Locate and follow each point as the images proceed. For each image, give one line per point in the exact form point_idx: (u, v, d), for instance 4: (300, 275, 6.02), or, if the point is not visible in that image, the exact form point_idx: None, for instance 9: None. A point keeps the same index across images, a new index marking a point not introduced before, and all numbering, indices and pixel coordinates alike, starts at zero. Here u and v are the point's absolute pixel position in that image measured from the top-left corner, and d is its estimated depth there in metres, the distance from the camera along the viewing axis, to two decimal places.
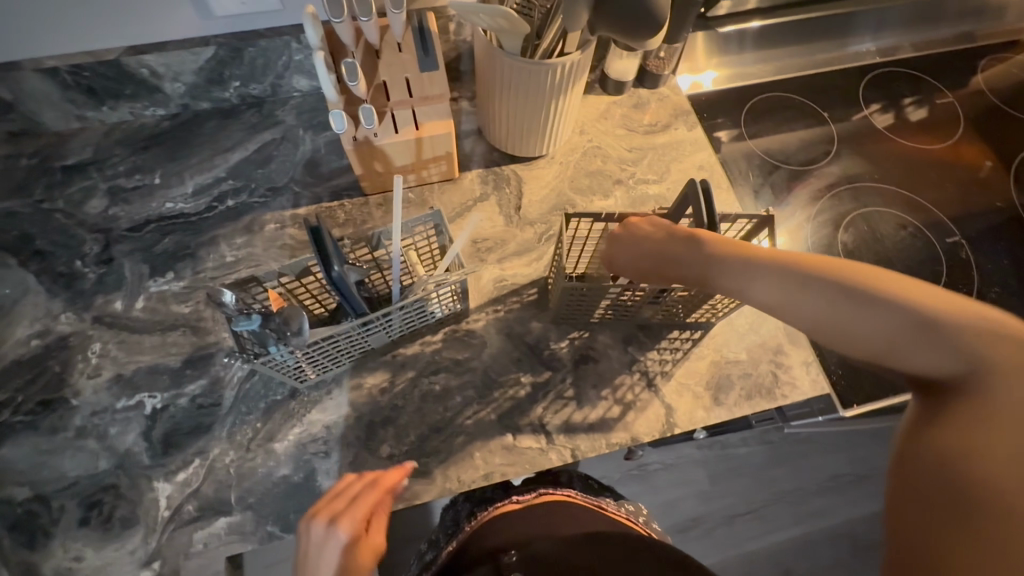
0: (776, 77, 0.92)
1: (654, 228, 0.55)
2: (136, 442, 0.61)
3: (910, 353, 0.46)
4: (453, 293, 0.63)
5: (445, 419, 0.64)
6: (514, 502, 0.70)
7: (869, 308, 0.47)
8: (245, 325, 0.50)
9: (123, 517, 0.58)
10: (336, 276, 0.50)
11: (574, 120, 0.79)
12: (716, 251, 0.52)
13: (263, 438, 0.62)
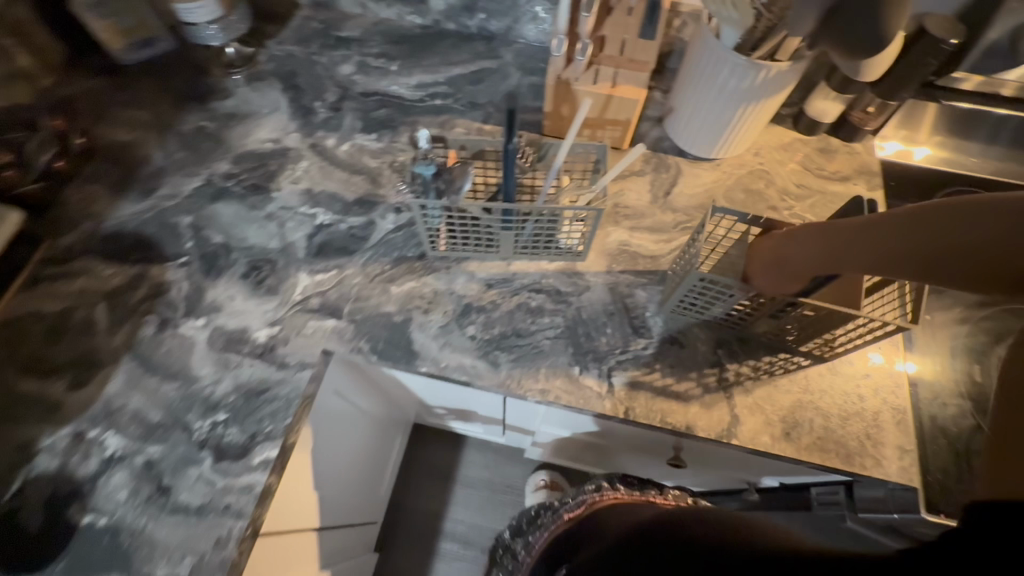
0: (998, 176, 0.85)
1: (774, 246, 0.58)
2: (300, 239, 0.76)
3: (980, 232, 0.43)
4: (583, 229, 0.70)
5: (529, 330, 0.70)
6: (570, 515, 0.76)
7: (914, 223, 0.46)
8: (423, 169, 0.63)
9: (269, 285, 0.73)
10: (509, 149, 0.59)
11: (753, 137, 0.82)
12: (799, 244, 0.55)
13: (385, 278, 0.73)
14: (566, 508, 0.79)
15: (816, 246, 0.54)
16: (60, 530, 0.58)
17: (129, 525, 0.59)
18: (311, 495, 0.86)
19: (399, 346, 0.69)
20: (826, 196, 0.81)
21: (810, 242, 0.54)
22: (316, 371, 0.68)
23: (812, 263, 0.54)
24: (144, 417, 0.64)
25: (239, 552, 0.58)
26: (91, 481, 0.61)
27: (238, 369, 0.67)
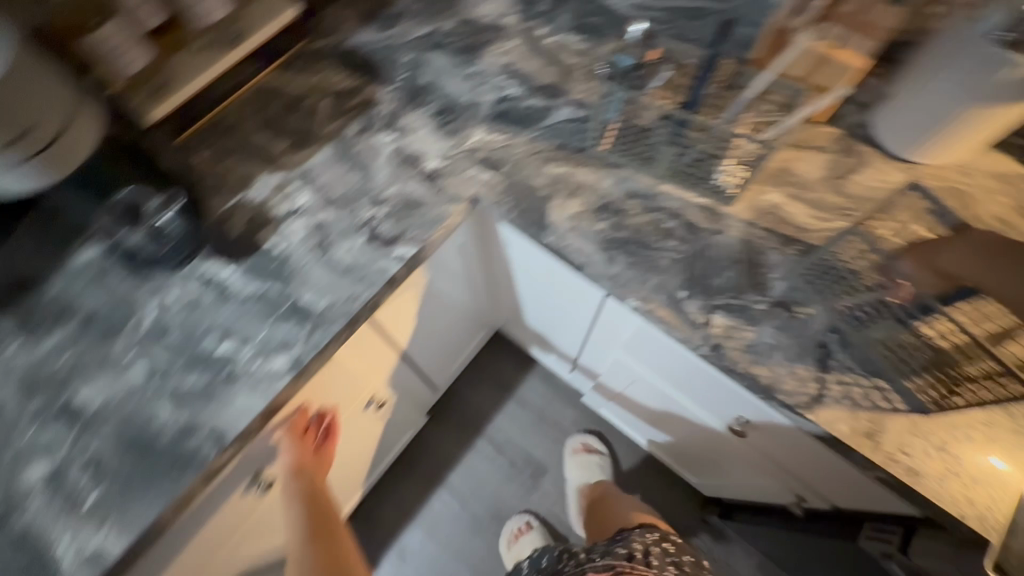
0: None
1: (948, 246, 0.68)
2: (487, 102, 0.86)
3: None
4: (744, 171, 0.73)
5: (651, 245, 0.74)
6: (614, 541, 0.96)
7: None
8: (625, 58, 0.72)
9: (451, 130, 0.84)
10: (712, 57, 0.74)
11: (970, 151, 0.74)
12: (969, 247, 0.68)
13: (544, 157, 0.81)
14: (590, 565, 0.90)
15: (978, 256, 0.67)
16: (250, 242, 0.76)
17: (296, 258, 0.74)
18: (411, 320, 0.98)
19: (534, 215, 0.77)
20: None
21: (971, 253, 0.67)
22: (462, 207, 0.78)
23: (967, 270, 0.66)
24: (329, 189, 0.79)
25: (361, 311, 0.72)
26: (280, 219, 0.77)
27: (406, 183, 0.79)
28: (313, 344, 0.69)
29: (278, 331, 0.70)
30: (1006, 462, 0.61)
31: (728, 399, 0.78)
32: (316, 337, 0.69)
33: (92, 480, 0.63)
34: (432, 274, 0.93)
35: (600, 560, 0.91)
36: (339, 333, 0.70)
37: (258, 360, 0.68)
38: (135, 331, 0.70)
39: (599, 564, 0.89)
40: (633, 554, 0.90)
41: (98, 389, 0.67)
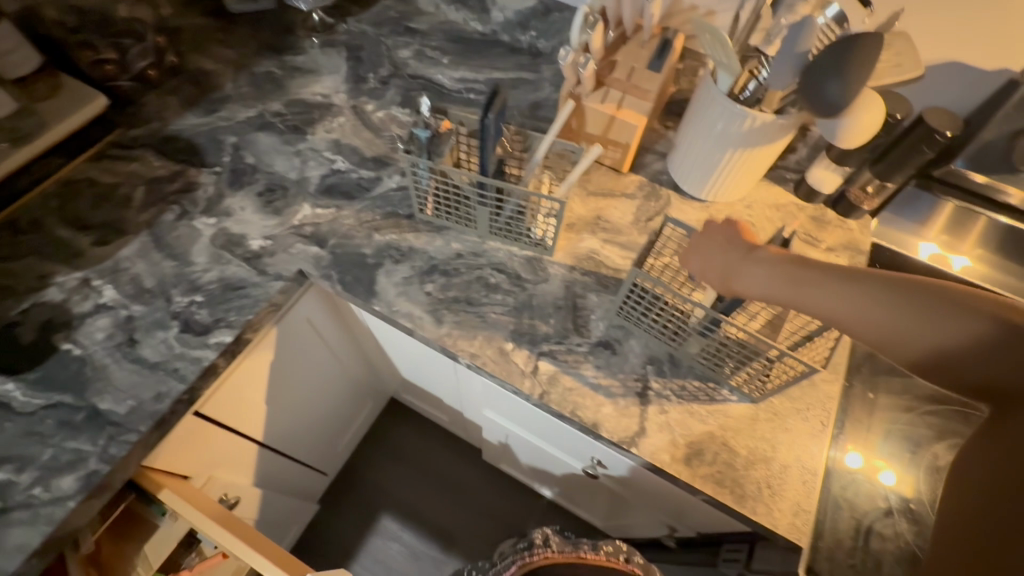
0: (1002, 287, 0.82)
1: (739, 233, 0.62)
2: (314, 177, 0.86)
3: (887, 336, 0.49)
4: (551, 223, 0.77)
5: (478, 301, 0.76)
6: None
7: (881, 304, 0.49)
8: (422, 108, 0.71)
9: (277, 207, 0.83)
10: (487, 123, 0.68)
11: (753, 181, 0.83)
12: (765, 265, 0.57)
13: (372, 226, 0.82)
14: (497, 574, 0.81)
15: (782, 275, 0.55)
16: (42, 349, 0.69)
17: (96, 360, 0.68)
18: (262, 407, 0.92)
19: (363, 283, 0.77)
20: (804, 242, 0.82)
21: (772, 279, 0.55)
22: (287, 286, 0.76)
23: (771, 299, 0.56)
24: (139, 281, 0.75)
25: (171, 409, 0.66)
26: (80, 319, 0.71)
27: (226, 265, 0.77)
28: (108, 455, 0.62)
29: (68, 446, 0.62)
30: (851, 450, 0.69)
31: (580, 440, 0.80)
32: (114, 447, 0.63)
33: None
34: (279, 355, 0.89)
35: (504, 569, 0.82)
36: (142, 438, 0.64)
37: (39, 485, 0.60)
38: None
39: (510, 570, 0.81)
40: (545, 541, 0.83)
41: None
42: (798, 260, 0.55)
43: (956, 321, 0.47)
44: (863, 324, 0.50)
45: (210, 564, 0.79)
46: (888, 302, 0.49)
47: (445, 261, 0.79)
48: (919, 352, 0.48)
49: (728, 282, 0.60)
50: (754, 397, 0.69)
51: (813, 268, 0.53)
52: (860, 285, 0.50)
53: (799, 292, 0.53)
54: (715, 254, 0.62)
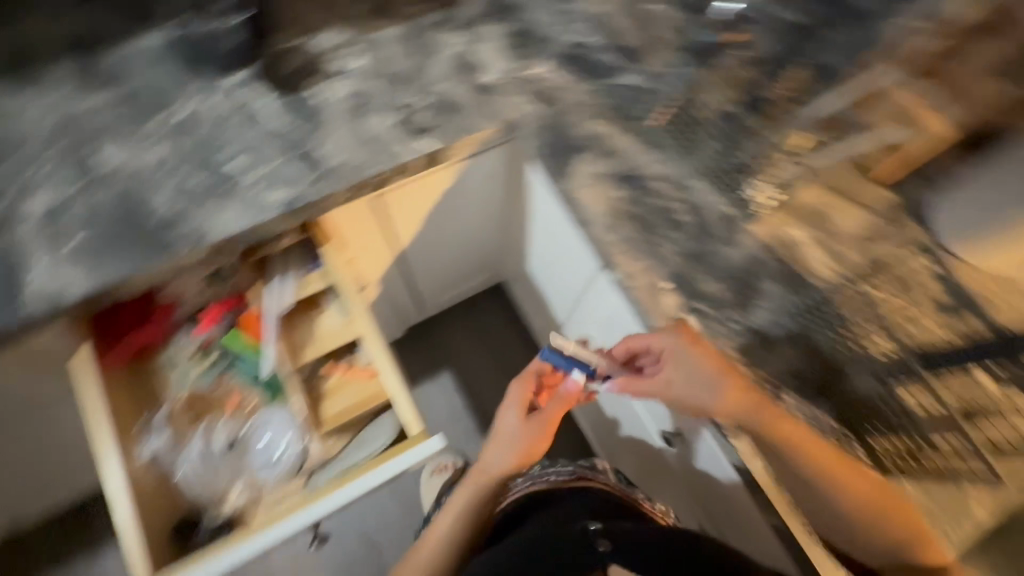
0: None
1: (729, 381, 0.65)
2: (564, 42, 0.85)
3: (802, 493, 0.65)
4: (771, 194, 0.74)
5: (657, 231, 0.73)
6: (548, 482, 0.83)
7: (812, 479, 0.63)
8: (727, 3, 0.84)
9: (520, 54, 0.83)
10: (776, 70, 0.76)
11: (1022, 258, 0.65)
12: (730, 389, 0.65)
13: (594, 112, 0.80)
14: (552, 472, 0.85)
15: (758, 419, 0.63)
16: (296, 83, 0.78)
17: (330, 112, 0.76)
18: (416, 225, 1.00)
19: (562, 160, 0.77)
20: None
21: (709, 403, 0.65)
22: (498, 127, 0.79)
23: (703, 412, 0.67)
24: (385, 64, 0.81)
25: (366, 182, 0.74)
26: (331, 73, 0.79)
27: (457, 86, 0.80)
28: (312, 191, 0.72)
29: (286, 169, 0.73)
30: None
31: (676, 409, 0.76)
32: (318, 187, 0.72)
33: (82, 226, 0.68)
34: (451, 187, 0.94)
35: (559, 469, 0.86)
36: (340, 192, 0.73)
37: (260, 186, 0.72)
38: (167, 119, 0.74)
39: (562, 470, 0.84)
40: (592, 465, 0.88)
41: (115, 154, 0.71)
42: (784, 423, 0.63)
43: (873, 538, 0.62)
44: (806, 486, 0.64)
45: (358, 377, 0.80)
46: (854, 495, 0.61)
47: (645, 178, 0.76)
48: (836, 520, 0.64)
49: (706, 376, 0.66)
50: (886, 471, 0.63)
51: (789, 446, 0.62)
52: (804, 467, 0.63)
53: (772, 437, 0.63)
54: (688, 355, 0.66)
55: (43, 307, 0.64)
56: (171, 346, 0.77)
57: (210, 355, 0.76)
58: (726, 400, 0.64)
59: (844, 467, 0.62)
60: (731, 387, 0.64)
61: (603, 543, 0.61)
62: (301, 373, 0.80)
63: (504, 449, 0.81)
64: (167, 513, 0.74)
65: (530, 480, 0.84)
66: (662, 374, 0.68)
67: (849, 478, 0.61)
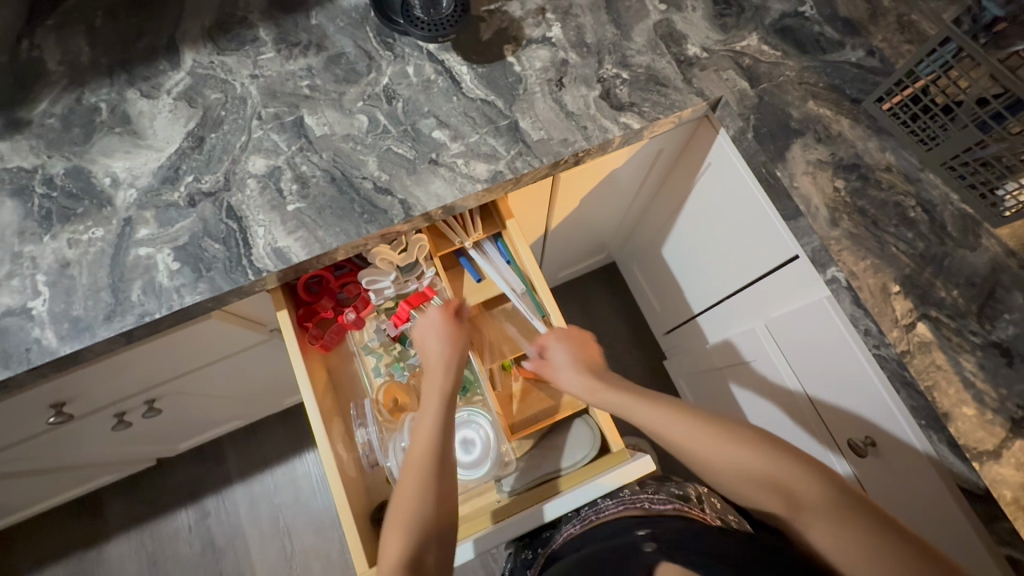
0: None
1: (580, 353, 0.72)
2: (775, 10, 0.77)
3: (653, 431, 0.65)
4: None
5: (885, 228, 0.66)
6: (643, 505, 0.68)
7: (637, 422, 0.66)
8: None
9: (727, 23, 0.77)
10: None
11: None
12: (569, 376, 0.70)
13: (810, 93, 0.73)
14: (647, 495, 0.70)
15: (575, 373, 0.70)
16: (493, 52, 0.75)
17: (528, 84, 0.74)
18: (574, 203, 0.96)
19: (775, 143, 0.71)
20: None
21: (566, 374, 0.70)
22: (700, 105, 0.73)
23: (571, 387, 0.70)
24: (582, 33, 0.76)
25: (566, 158, 0.71)
26: (528, 42, 0.76)
27: (659, 57, 0.75)
28: (515, 166, 0.70)
29: (488, 141, 0.71)
30: None
31: (887, 421, 0.70)
32: (520, 162, 0.70)
33: (296, 192, 0.69)
34: (621, 166, 0.89)
35: (654, 493, 0.70)
36: (540, 169, 0.70)
37: (462, 159, 0.70)
38: (370, 86, 0.74)
39: (657, 498, 0.69)
40: (689, 498, 0.74)
41: (323, 121, 0.72)
42: (618, 387, 0.68)
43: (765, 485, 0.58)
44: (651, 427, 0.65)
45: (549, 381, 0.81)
46: (720, 434, 0.61)
47: (871, 167, 0.69)
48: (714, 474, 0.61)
49: (555, 362, 0.71)
50: None
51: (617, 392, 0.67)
52: (620, 401, 0.66)
53: (595, 390, 0.68)
54: (552, 341, 0.72)
55: (265, 269, 0.66)
56: (367, 339, 0.80)
57: (404, 347, 0.78)
58: (575, 379, 0.70)
59: (737, 438, 0.61)
60: (588, 364, 0.71)
61: (649, 542, 0.60)
62: (491, 375, 0.80)
63: (433, 345, 0.69)
64: (363, 515, 0.72)
65: (623, 502, 0.69)
66: (544, 366, 0.72)
67: (743, 451, 0.60)
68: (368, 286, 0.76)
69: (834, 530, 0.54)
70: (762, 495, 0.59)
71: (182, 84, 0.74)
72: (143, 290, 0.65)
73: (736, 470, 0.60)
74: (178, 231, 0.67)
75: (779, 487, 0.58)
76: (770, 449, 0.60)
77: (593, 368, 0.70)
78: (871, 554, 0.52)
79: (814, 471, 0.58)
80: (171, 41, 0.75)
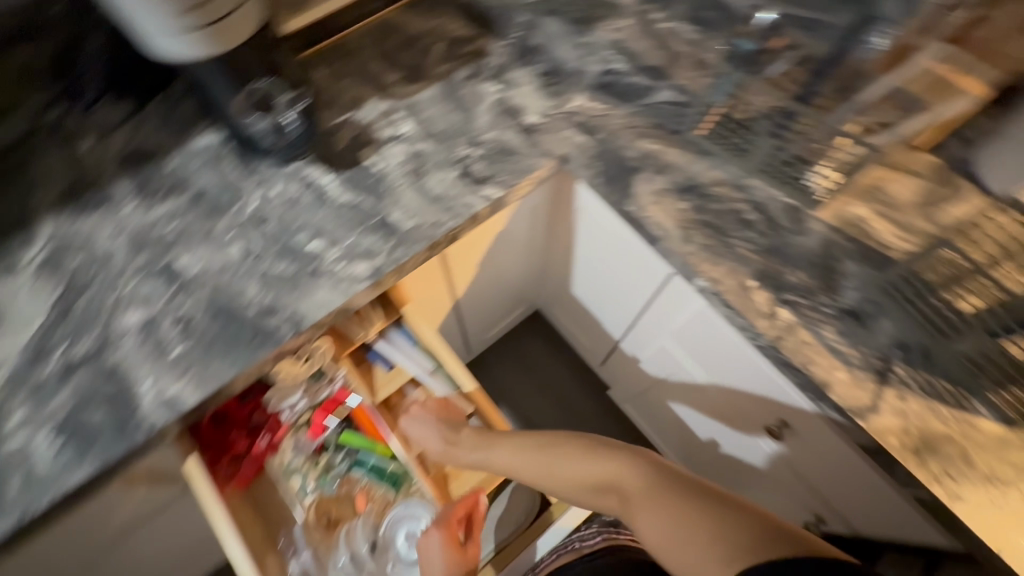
0: None
1: (439, 419, 0.77)
2: (592, 72, 0.89)
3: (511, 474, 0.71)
4: (836, 179, 0.77)
5: (730, 233, 0.75)
6: (575, 548, 0.78)
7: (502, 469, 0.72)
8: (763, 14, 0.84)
9: (555, 90, 0.87)
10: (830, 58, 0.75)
11: None
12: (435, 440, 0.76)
13: (639, 133, 0.83)
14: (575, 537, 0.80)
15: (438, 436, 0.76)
16: (353, 158, 0.81)
17: (391, 179, 0.79)
18: (472, 270, 1.01)
19: (620, 183, 0.79)
20: None
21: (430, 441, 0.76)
22: (550, 164, 0.81)
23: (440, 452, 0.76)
24: (431, 124, 0.83)
25: (441, 239, 0.75)
26: (383, 143, 0.82)
27: (504, 130, 0.83)
28: (393, 258, 0.73)
29: (363, 240, 0.74)
30: None
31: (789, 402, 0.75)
32: (398, 252, 0.73)
33: (178, 335, 0.68)
34: (502, 229, 0.95)
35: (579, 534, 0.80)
36: (418, 254, 0.74)
37: (341, 263, 0.73)
38: (238, 215, 0.76)
39: (585, 534, 0.80)
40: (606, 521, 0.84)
41: (196, 258, 0.72)
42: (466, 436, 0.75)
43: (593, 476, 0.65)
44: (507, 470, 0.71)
45: None
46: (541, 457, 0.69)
47: (704, 184, 0.79)
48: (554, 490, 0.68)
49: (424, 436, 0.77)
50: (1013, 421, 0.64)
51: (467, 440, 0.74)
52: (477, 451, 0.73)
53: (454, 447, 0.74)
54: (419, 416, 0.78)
55: (157, 423, 0.63)
56: (287, 459, 0.76)
57: (329, 455, 0.77)
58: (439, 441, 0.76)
59: (571, 461, 0.66)
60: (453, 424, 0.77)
61: None
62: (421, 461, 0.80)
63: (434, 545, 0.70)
64: None
65: (557, 551, 0.79)
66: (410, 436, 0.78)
67: (574, 468, 0.66)
68: (279, 405, 0.76)
69: (660, 520, 0.57)
70: (601, 501, 0.64)
71: (41, 255, 0.72)
72: (23, 481, 0.60)
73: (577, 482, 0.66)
74: (55, 406, 0.64)
75: (610, 488, 0.63)
76: (595, 455, 0.65)
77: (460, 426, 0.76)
78: (677, 544, 0.55)
79: (634, 464, 0.62)
80: (22, 215, 0.74)
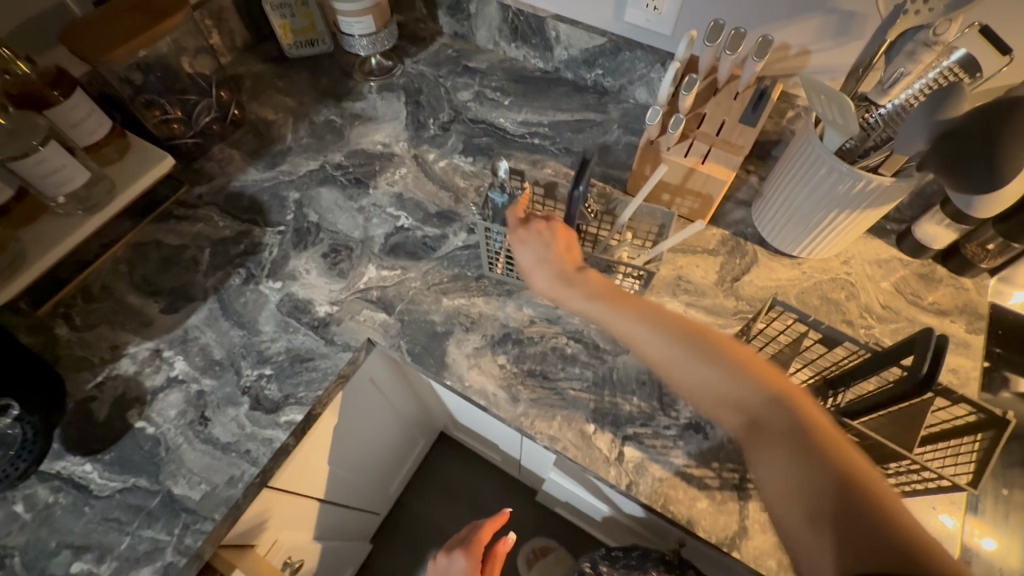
0: None
1: (556, 248, 0.64)
2: (379, 235, 0.84)
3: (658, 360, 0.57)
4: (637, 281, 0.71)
5: (555, 377, 0.71)
6: None
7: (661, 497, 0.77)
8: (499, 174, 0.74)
9: (342, 268, 0.80)
10: (575, 193, 0.64)
11: (854, 231, 0.72)
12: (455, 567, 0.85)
13: (440, 290, 0.78)
14: None
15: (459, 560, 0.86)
16: (117, 427, 0.68)
17: (168, 440, 0.67)
18: (324, 467, 0.90)
19: (433, 355, 0.73)
20: (891, 320, 0.75)
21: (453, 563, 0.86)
22: (353, 358, 0.73)
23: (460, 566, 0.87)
24: (208, 352, 0.73)
25: (243, 496, 0.64)
26: (153, 394, 0.70)
27: (293, 334, 0.74)
28: (185, 545, 0.61)
29: (143, 535, 0.62)
30: None
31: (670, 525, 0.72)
32: (191, 536, 0.61)
33: None
34: (340, 418, 0.86)
35: None
36: (218, 528, 0.62)
37: None
38: None
39: None
40: None
41: None
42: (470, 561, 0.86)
43: (714, 379, 0.54)
44: (653, 351, 0.57)
45: None
46: (678, 340, 0.57)
47: (518, 328, 0.75)
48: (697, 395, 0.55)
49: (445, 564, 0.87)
50: None
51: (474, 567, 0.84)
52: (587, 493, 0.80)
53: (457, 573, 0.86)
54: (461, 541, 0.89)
55: None
56: None
57: None
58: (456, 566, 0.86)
59: (691, 321, 0.58)
60: (566, 265, 0.64)
61: None
62: None
63: None
64: None
65: None
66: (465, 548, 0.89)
67: (737, 352, 0.55)
68: None
69: (788, 472, 0.47)
70: (719, 414, 0.53)
71: None
72: None
73: (702, 391, 0.54)
74: None
75: (737, 405, 0.52)
76: (692, 331, 0.57)
77: (573, 268, 0.64)
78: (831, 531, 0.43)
79: (784, 398, 0.51)
80: None
